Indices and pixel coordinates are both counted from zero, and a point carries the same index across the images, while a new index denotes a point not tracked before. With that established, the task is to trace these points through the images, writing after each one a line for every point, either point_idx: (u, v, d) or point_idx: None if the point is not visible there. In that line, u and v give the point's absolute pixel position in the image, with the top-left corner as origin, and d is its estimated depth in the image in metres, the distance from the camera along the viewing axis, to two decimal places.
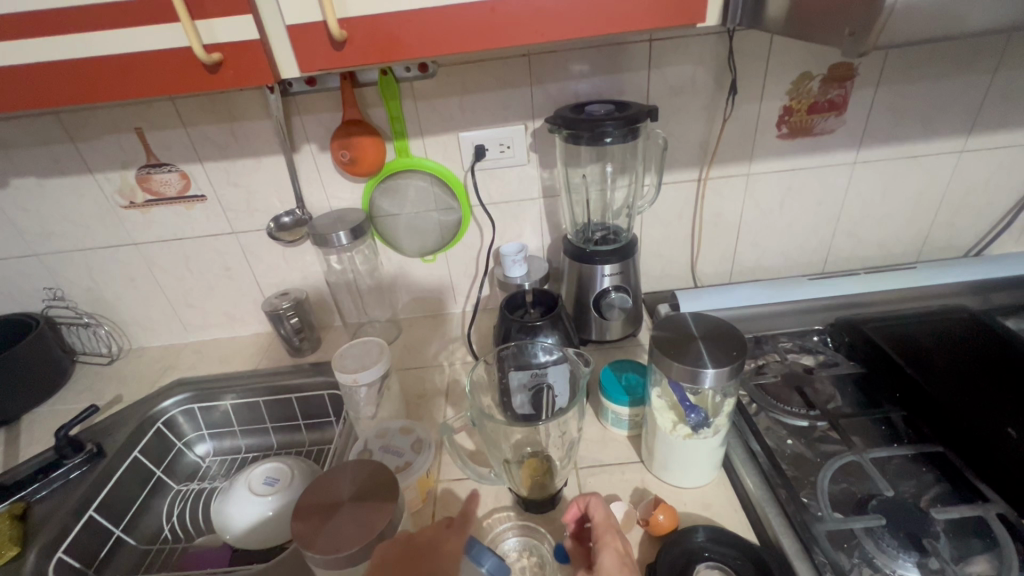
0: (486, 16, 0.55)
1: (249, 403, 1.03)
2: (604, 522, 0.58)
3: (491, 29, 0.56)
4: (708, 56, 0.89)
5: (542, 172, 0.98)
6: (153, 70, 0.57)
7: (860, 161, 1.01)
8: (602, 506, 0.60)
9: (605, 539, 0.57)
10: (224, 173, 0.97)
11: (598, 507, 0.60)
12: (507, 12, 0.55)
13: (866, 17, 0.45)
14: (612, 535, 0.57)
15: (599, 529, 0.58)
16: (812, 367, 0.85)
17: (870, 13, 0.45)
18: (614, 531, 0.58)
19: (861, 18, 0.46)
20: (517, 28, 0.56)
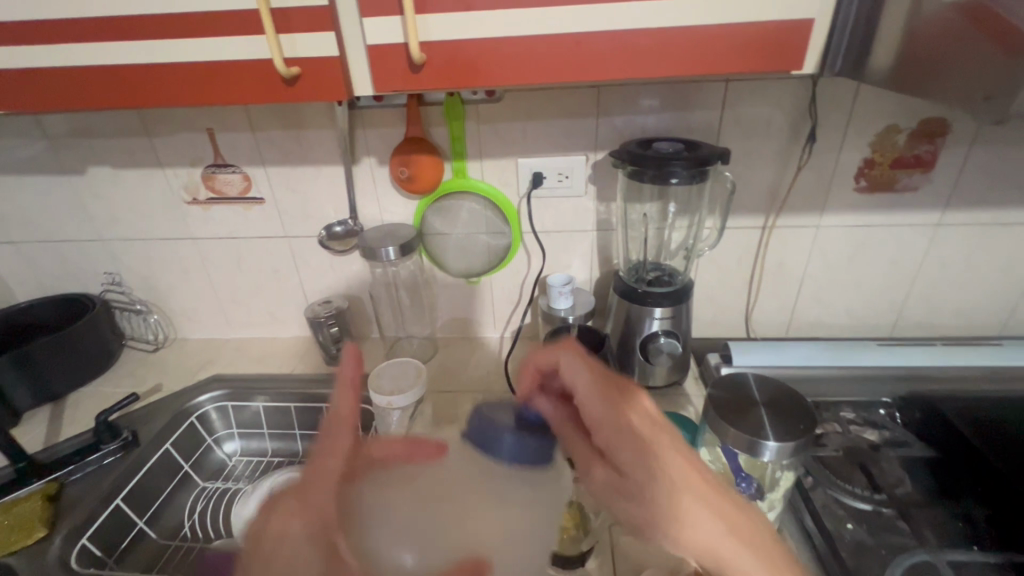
0: (570, 50, 0.53)
1: (280, 407, 1.03)
2: (602, 406, 0.52)
3: (573, 62, 0.54)
4: (787, 100, 0.84)
5: (599, 205, 0.95)
6: (233, 78, 0.58)
7: (944, 223, 0.94)
8: (579, 367, 0.54)
9: (621, 420, 0.50)
10: (284, 179, 0.99)
11: (573, 365, 0.54)
12: (591, 46, 0.53)
13: (1006, 82, 0.41)
14: (620, 415, 0.51)
15: (599, 416, 0.51)
16: (878, 444, 0.77)
17: (1012, 79, 0.40)
18: (616, 411, 0.51)
19: (999, 82, 0.42)
20: (599, 64, 0.54)
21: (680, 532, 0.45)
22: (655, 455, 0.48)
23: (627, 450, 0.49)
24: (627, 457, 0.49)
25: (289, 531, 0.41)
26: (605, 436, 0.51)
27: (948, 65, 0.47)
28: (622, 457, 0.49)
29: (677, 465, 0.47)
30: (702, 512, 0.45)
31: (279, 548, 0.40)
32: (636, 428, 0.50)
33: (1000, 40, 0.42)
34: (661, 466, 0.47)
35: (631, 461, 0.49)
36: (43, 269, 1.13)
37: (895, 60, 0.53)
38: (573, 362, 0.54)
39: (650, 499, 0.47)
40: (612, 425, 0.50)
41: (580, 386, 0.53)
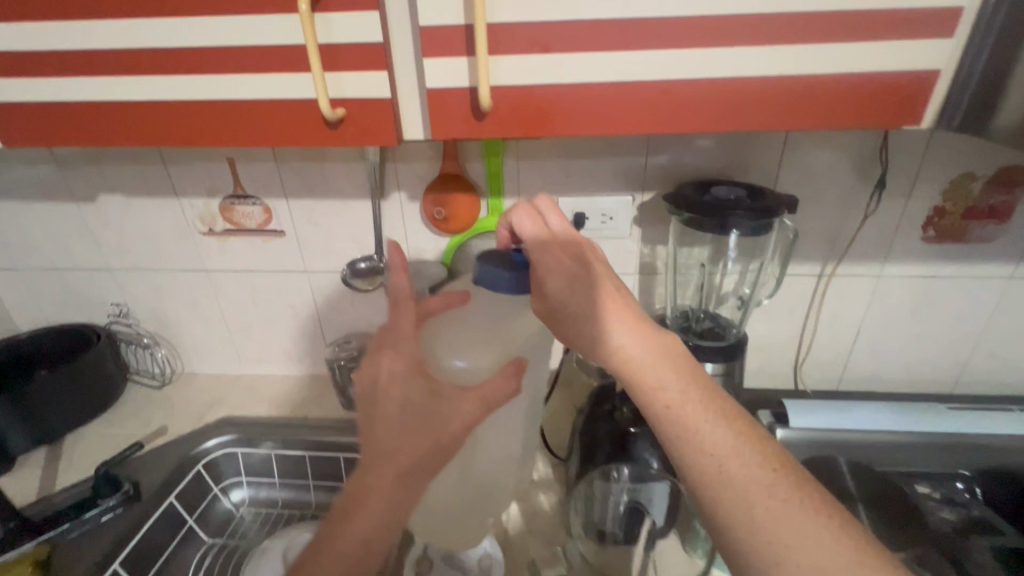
0: (656, 99, 0.49)
1: (293, 455, 0.96)
2: (542, 250, 0.53)
3: (655, 112, 0.49)
4: (854, 144, 0.78)
5: (643, 248, 0.89)
6: (269, 117, 0.53)
7: (1018, 277, 0.87)
8: (530, 219, 0.55)
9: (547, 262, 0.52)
10: (307, 212, 0.93)
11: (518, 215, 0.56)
12: (679, 97, 0.48)
13: None
14: (549, 259, 0.52)
15: (538, 257, 0.53)
16: (961, 530, 0.70)
17: None
18: (556, 253, 0.52)
19: None
20: (684, 116, 0.49)
21: (638, 387, 0.46)
22: (580, 297, 0.49)
23: (560, 289, 0.51)
24: (557, 292, 0.51)
25: (398, 375, 0.47)
26: (542, 273, 0.52)
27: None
28: (552, 296, 0.51)
29: (606, 306, 0.49)
30: (639, 360, 0.46)
31: (395, 391, 0.47)
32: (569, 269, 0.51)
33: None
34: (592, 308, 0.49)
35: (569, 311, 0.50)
36: (46, 297, 1.07)
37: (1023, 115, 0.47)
38: (532, 215, 0.55)
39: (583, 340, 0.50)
40: (549, 276, 0.51)
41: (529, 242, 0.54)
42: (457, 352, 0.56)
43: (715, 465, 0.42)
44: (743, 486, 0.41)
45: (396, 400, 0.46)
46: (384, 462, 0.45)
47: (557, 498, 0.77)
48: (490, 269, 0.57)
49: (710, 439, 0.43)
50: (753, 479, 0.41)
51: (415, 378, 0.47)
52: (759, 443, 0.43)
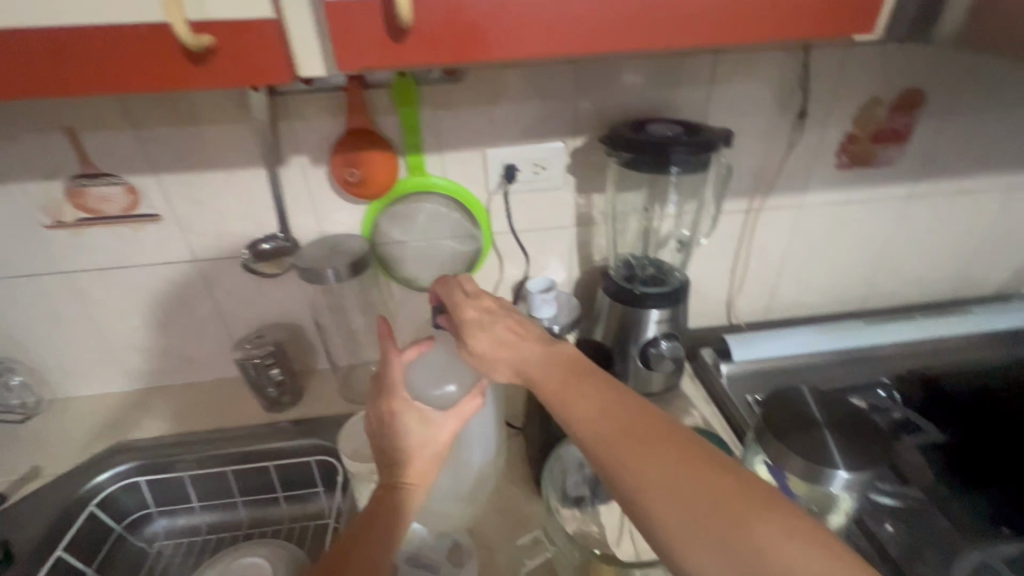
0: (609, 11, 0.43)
1: (212, 473, 0.83)
2: (457, 301, 0.61)
3: (606, 25, 0.43)
4: (775, 73, 0.78)
5: (579, 198, 0.84)
6: (105, 53, 0.40)
7: (914, 195, 0.94)
8: (452, 279, 0.64)
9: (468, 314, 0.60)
10: (186, 189, 0.77)
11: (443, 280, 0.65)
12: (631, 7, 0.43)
13: None
14: (465, 307, 0.60)
15: (454, 308, 0.61)
16: (893, 432, 0.74)
17: None
18: (470, 301, 0.61)
19: None
20: (639, 29, 0.44)
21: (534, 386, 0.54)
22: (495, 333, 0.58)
23: (478, 334, 0.58)
24: (477, 338, 0.58)
25: (398, 412, 0.56)
26: (458, 323, 0.60)
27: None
28: (473, 342, 0.58)
29: (516, 335, 0.58)
30: (540, 370, 0.54)
31: (397, 425, 0.56)
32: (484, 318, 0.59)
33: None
34: (509, 344, 0.57)
35: (490, 348, 0.57)
36: None
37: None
38: (452, 277, 0.65)
39: (507, 369, 0.56)
40: (467, 322, 0.59)
41: (449, 297, 0.62)
42: (442, 379, 0.60)
43: (586, 425, 0.48)
44: (592, 430, 0.47)
45: (399, 430, 0.56)
46: (399, 473, 0.55)
47: (521, 470, 0.73)
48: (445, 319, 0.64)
49: (583, 406, 0.49)
50: (614, 428, 0.47)
51: (411, 411, 0.56)
52: (623, 399, 0.49)
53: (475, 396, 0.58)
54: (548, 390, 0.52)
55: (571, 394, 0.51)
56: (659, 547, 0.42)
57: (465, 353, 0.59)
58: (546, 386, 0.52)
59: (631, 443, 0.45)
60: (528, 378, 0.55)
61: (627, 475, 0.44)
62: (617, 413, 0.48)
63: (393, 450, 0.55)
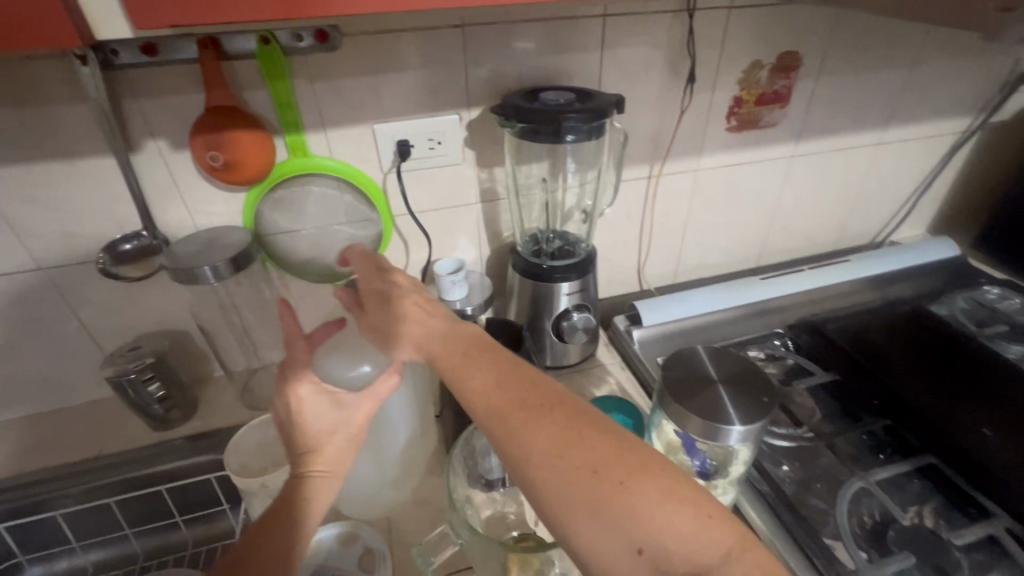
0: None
1: (91, 508, 0.73)
2: (366, 281, 0.61)
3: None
4: (663, 37, 0.78)
5: (480, 173, 0.81)
6: None
7: (797, 154, 0.99)
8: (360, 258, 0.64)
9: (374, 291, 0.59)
10: (13, 185, 0.65)
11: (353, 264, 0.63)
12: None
13: None
14: (373, 284, 0.59)
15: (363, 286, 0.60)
16: (786, 379, 0.80)
17: None
18: (379, 279, 0.60)
19: None
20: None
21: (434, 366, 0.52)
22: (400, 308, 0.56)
23: (383, 308, 0.57)
24: (382, 313, 0.57)
25: (304, 396, 0.51)
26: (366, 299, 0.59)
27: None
28: (377, 317, 0.57)
29: (419, 310, 0.55)
30: (440, 348, 0.52)
31: (304, 410, 0.51)
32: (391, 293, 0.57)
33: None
34: (413, 318, 0.55)
35: (392, 323, 0.55)
36: None
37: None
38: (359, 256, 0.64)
39: (411, 345, 0.53)
40: (374, 297, 0.58)
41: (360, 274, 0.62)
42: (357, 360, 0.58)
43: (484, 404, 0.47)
44: (487, 400, 0.47)
45: (306, 416, 0.51)
46: (307, 461, 0.50)
47: (439, 460, 0.71)
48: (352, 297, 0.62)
49: (479, 384, 0.48)
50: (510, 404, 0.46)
51: (319, 393, 0.52)
52: (519, 373, 0.48)
53: (390, 375, 0.54)
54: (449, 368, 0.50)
55: (469, 373, 0.49)
56: (544, 512, 0.42)
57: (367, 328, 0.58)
58: (447, 364, 0.50)
59: (522, 417, 0.44)
60: (428, 353, 0.52)
61: (519, 449, 0.44)
62: (513, 389, 0.47)
63: (301, 437, 0.50)
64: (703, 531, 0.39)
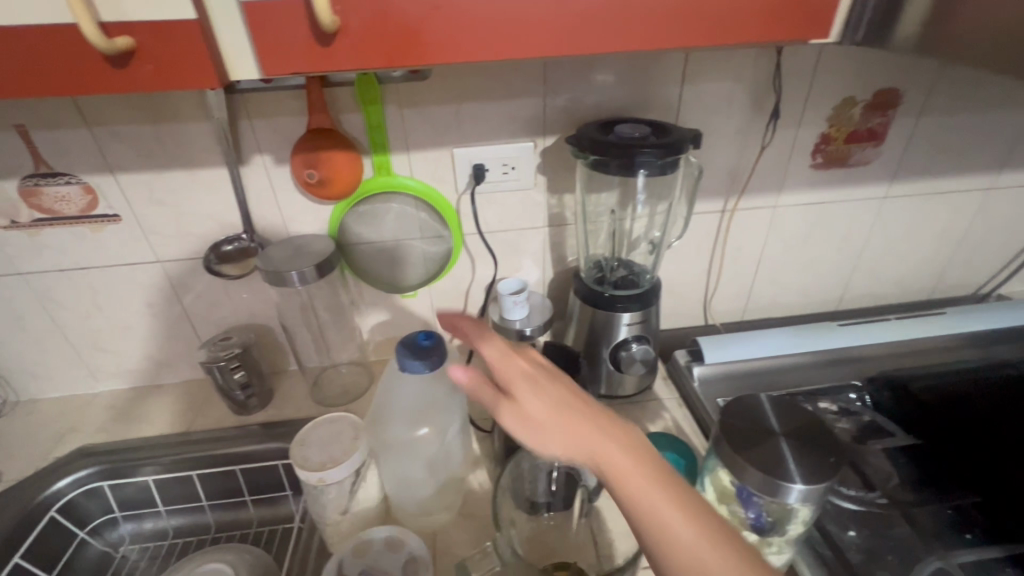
0: (548, 11, 0.40)
1: (177, 477, 0.82)
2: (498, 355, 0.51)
3: (548, 26, 0.41)
4: (749, 72, 0.76)
5: (550, 199, 0.83)
6: (11, 52, 0.37)
7: (890, 196, 0.93)
8: (490, 334, 0.52)
9: (500, 362, 0.49)
10: (145, 188, 0.75)
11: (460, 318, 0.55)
12: (572, 8, 0.40)
13: None
14: (515, 358, 0.50)
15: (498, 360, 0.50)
16: (861, 436, 0.75)
17: None
18: (499, 345, 0.52)
19: None
20: (582, 32, 0.41)
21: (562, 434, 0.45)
22: (525, 377, 0.49)
23: (517, 379, 0.48)
24: (530, 398, 0.47)
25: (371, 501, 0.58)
26: (506, 376, 0.49)
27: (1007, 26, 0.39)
28: (519, 387, 0.48)
29: (554, 381, 0.48)
30: (586, 422, 0.45)
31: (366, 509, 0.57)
32: (511, 360, 0.50)
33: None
34: (562, 399, 0.47)
35: (540, 395, 0.47)
36: None
37: (929, 24, 0.45)
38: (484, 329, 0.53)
39: (553, 419, 0.45)
40: (497, 362, 0.50)
41: (480, 339, 0.52)
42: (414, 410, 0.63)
43: (620, 478, 0.42)
44: (629, 477, 0.42)
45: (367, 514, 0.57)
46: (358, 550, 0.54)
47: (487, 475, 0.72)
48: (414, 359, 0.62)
49: (620, 459, 0.42)
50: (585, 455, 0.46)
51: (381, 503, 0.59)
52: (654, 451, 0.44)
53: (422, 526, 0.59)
54: (583, 439, 0.44)
55: (601, 442, 0.44)
56: None
57: (499, 403, 0.47)
58: (579, 434, 0.44)
59: (673, 501, 0.40)
60: (569, 430, 0.45)
61: (671, 537, 0.39)
62: (655, 467, 0.42)
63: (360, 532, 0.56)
64: None
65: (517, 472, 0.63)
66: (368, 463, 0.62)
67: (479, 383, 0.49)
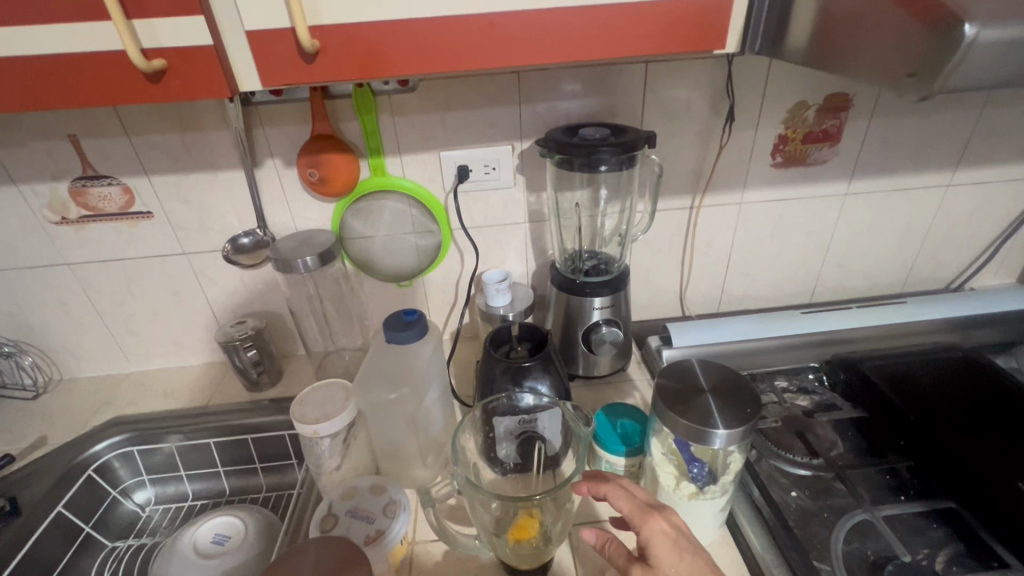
0: (487, 33, 0.50)
1: (198, 444, 0.92)
2: (633, 514, 0.53)
3: (486, 45, 0.50)
4: (705, 80, 0.84)
5: (529, 196, 0.92)
6: (72, 70, 0.48)
7: (851, 192, 0.99)
8: (623, 491, 0.55)
9: (640, 526, 0.51)
10: (174, 188, 0.87)
11: (601, 483, 0.56)
12: (505, 29, 0.50)
13: (931, 58, 0.40)
14: (651, 519, 0.51)
15: (631, 519, 0.52)
16: (812, 411, 0.81)
17: (937, 55, 0.39)
18: (629, 498, 0.54)
19: (920, 56, 0.41)
20: (516, 48, 0.51)
21: (642, 541, 0.51)
22: (645, 530, 0.51)
23: (651, 544, 0.50)
24: (619, 499, 0.54)
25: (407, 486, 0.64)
26: (641, 536, 0.51)
27: (856, 40, 0.47)
28: (654, 552, 0.49)
29: (677, 542, 0.50)
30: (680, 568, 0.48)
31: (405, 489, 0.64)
32: (632, 510, 0.53)
33: (920, 15, 0.40)
34: (645, 507, 0.53)
35: (671, 562, 0.49)
36: None
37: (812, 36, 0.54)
38: (618, 487, 0.55)
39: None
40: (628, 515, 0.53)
41: (613, 499, 0.54)
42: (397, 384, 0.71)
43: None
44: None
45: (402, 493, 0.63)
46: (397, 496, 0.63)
47: None
48: (400, 335, 0.72)
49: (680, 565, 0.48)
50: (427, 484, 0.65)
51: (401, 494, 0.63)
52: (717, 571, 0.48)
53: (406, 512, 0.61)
54: (659, 550, 0.49)
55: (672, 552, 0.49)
56: None
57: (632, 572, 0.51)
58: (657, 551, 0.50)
59: None
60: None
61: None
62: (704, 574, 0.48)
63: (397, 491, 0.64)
64: None
65: (489, 436, 0.71)
66: (358, 422, 0.71)
67: (611, 543, 0.54)
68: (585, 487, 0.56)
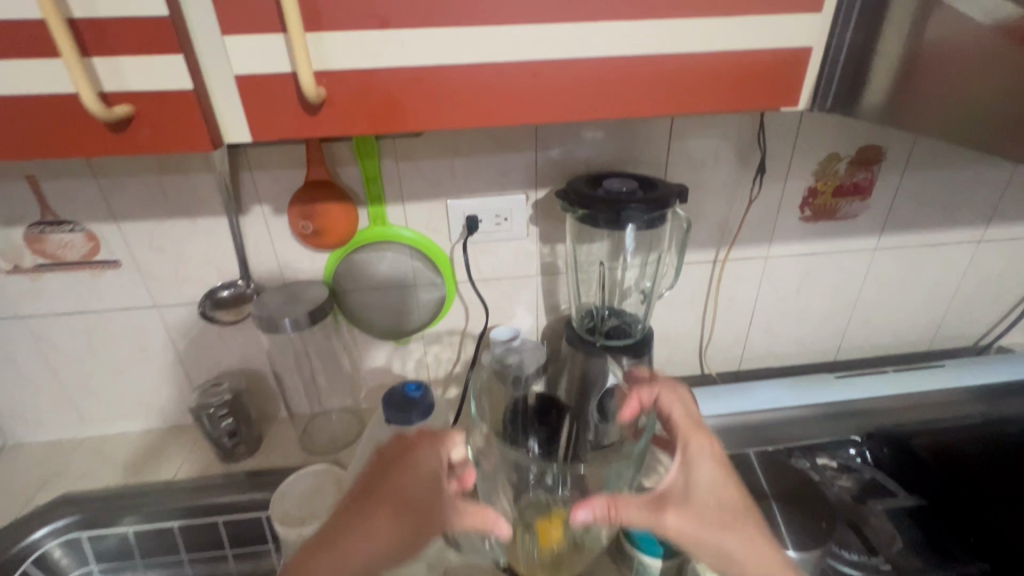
0: (526, 83, 0.44)
1: (158, 527, 0.79)
2: (684, 423, 0.56)
3: (528, 96, 0.45)
4: (734, 130, 0.79)
5: (543, 248, 0.85)
6: (21, 115, 0.40)
7: (881, 248, 0.94)
8: (678, 401, 0.59)
9: (688, 433, 0.55)
10: (146, 235, 0.77)
11: (663, 395, 0.59)
12: (550, 80, 0.44)
13: None
14: (699, 435, 0.54)
15: (681, 426, 0.56)
16: (862, 496, 0.73)
17: None
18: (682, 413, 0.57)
19: None
20: (561, 102, 0.45)
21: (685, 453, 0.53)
22: (693, 436, 0.54)
23: (696, 460, 0.52)
24: (676, 407, 0.58)
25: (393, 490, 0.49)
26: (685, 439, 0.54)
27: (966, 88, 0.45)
28: (697, 460, 0.52)
29: (717, 468, 0.52)
30: (723, 492, 0.51)
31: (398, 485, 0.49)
32: (682, 421, 0.56)
33: None
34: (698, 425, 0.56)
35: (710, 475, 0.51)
36: None
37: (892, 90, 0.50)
38: (676, 399, 0.59)
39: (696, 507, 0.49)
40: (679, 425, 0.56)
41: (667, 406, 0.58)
42: None
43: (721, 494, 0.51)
44: (723, 501, 0.50)
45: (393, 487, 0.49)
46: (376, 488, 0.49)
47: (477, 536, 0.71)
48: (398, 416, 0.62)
49: (724, 487, 0.51)
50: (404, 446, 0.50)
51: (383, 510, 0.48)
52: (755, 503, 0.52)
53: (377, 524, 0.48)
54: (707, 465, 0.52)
55: (716, 470, 0.52)
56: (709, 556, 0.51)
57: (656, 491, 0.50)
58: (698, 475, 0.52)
59: (749, 529, 0.50)
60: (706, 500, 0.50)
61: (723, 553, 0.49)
62: (735, 491, 0.51)
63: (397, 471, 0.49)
64: (752, 556, 0.49)
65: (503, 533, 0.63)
66: None
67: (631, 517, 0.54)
68: (627, 406, 0.61)
